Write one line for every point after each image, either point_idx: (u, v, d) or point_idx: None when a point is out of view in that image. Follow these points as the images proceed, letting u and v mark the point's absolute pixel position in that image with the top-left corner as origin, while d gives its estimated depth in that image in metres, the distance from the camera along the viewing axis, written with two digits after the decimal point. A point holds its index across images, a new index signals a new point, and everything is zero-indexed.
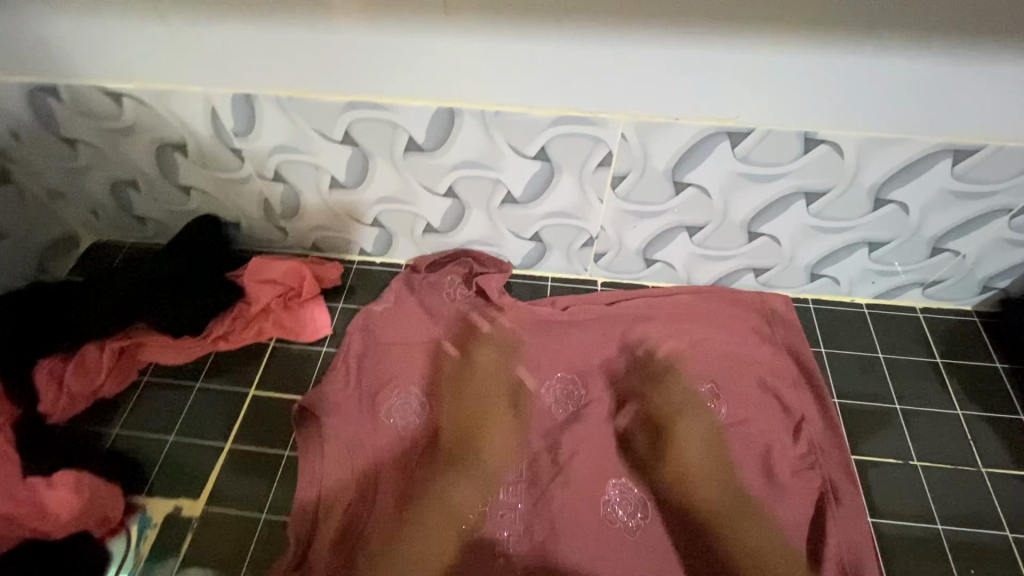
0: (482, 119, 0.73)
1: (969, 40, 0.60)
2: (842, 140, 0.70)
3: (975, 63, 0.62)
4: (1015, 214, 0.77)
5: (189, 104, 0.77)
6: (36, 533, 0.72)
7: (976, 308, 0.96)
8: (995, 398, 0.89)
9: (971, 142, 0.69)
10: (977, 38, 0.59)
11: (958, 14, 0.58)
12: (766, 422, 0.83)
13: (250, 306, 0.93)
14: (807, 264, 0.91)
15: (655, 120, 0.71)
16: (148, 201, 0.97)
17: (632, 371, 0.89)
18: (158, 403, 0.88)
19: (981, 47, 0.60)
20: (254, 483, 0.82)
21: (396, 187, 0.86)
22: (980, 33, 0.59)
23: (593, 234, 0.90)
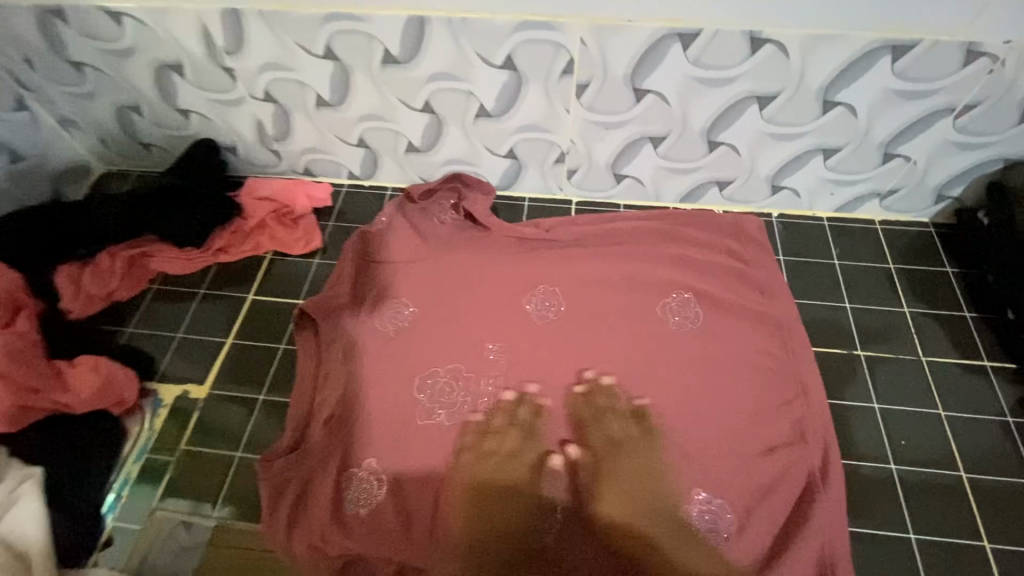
0: (451, 28, 0.79)
1: None
2: (785, 40, 0.74)
3: None
4: (958, 114, 0.81)
5: (183, 22, 0.84)
6: (61, 406, 0.81)
7: (932, 220, 1.01)
8: (942, 297, 0.94)
9: (907, 38, 0.73)
10: None
11: None
12: (726, 334, 0.89)
13: (248, 221, 1.01)
14: (766, 176, 0.96)
15: (611, 23, 0.76)
16: (151, 127, 1.04)
17: (598, 276, 0.95)
18: (166, 306, 0.97)
19: None
20: (253, 372, 0.91)
21: (377, 103, 0.92)
22: None
23: (563, 149, 0.96)
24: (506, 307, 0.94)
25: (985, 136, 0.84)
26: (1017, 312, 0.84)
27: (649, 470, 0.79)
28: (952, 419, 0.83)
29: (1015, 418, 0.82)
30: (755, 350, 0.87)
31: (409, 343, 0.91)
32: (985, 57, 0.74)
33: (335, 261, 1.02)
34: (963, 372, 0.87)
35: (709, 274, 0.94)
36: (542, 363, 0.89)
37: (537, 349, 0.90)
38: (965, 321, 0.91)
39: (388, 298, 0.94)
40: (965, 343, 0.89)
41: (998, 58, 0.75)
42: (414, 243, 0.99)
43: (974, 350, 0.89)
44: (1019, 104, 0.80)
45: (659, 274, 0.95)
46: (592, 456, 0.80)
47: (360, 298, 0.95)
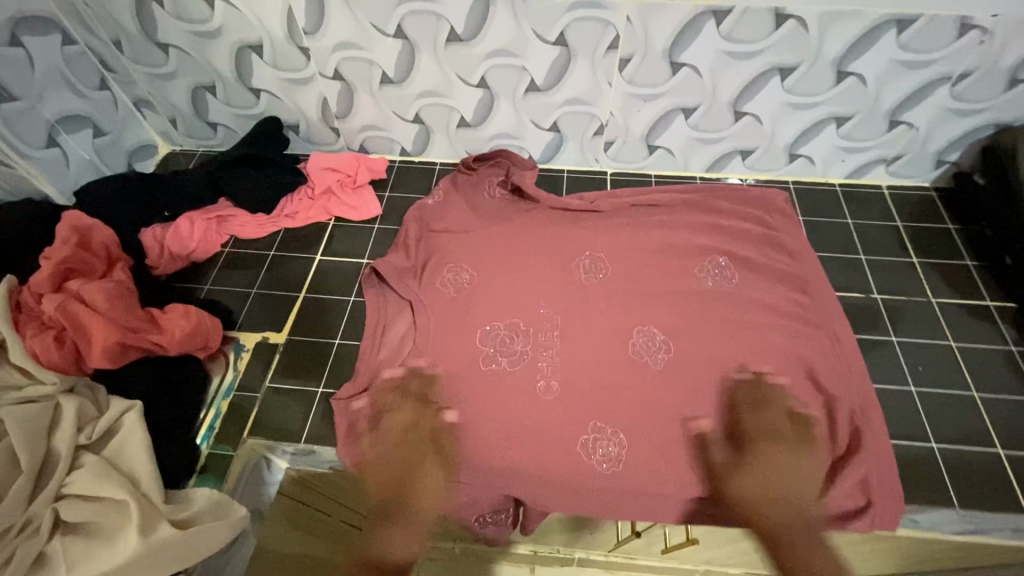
0: (513, 8, 0.90)
1: None
2: (806, 16, 0.86)
3: None
4: (955, 82, 0.93)
5: (270, 4, 0.94)
6: (155, 345, 0.88)
7: (933, 184, 1.12)
8: (946, 249, 1.04)
9: (911, 13, 0.85)
10: None
11: None
12: (763, 290, 0.97)
13: (314, 188, 1.10)
14: (785, 144, 1.07)
15: (655, 2, 0.87)
16: (222, 106, 1.14)
17: (638, 235, 1.04)
18: (240, 264, 1.05)
19: None
20: (327, 321, 0.99)
21: (437, 79, 1.02)
22: None
23: (603, 121, 1.07)
24: (556, 260, 1.01)
25: (979, 102, 0.96)
26: (1015, 256, 0.95)
27: (698, 403, 0.85)
28: (962, 349, 0.93)
29: (1018, 347, 0.92)
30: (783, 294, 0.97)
31: (469, 301, 0.96)
32: (975, 30, 0.86)
33: (393, 225, 1.11)
34: (969, 311, 0.97)
35: (739, 229, 1.03)
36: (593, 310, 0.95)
37: (589, 298, 0.97)
38: (968, 269, 1.02)
39: (448, 263, 1.01)
40: (969, 287, 1.00)
41: (987, 31, 0.87)
42: (468, 216, 1.07)
43: (977, 292, 0.99)
44: (1005, 73, 0.92)
45: (696, 229, 1.04)
46: (649, 397, 0.86)
47: (418, 258, 1.03)
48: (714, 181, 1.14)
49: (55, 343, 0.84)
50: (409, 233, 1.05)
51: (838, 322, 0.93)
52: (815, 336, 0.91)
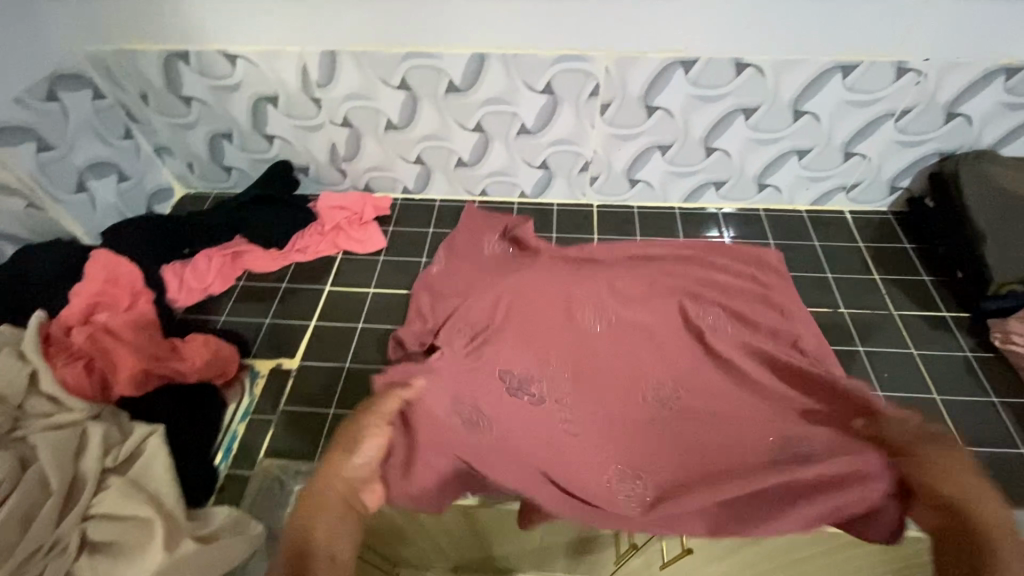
0: (504, 62, 1.01)
1: None
2: (762, 64, 0.98)
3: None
4: (898, 118, 1.04)
5: (286, 62, 1.04)
6: (175, 373, 0.94)
7: (890, 208, 1.23)
8: (906, 267, 1.14)
9: (853, 61, 0.97)
10: None
11: None
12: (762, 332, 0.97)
13: (323, 225, 1.18)
14: (754, 175, 1.17)
15: (630, 55, 0.98)
16: (237, 151, 1.23)
17: (638, 277, 1.05)
18: (255, 297, 1.12)
19: None
20: (337, 347, 1.05)
21: (437, 124, 1.13)
22: None
23: (588, 159, 1.17)
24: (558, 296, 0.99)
25: (923, 135, 1.07)
26: (966, 271, 1.05)
27: (716, 447, 0.84)
28: (924, 357, 1.01)
29: (974, 353, 1.01)
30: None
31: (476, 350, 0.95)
32: (912, 73, 0.98)
33: (398, 258, 1.19)
34: (929, 321, 1.06)
35: (729, 256, 1.08)
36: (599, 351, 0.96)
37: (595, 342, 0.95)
38: (926, 284, 1.11)
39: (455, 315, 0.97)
40: (928, 300, 1.09)
41: (922, 72, 0.98)
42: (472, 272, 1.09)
43: (935, 304, 1.08)
44: (942, 109, 1.03)
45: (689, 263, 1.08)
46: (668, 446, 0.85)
47: (435, 320, 1.01)
48: (691, 210, 1.25)
49: (84, 372, 0.90)
50: (420, 302, 1.05)
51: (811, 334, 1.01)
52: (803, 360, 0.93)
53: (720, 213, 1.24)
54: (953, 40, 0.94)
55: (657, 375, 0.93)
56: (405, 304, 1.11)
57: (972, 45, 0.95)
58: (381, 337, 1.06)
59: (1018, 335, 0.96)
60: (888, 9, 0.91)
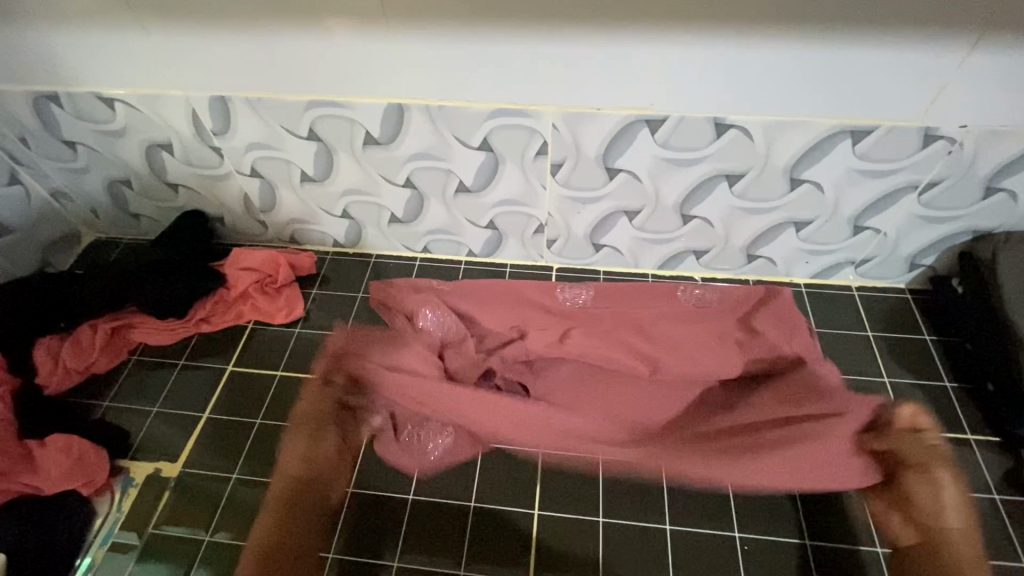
0: (428, 115, 0.82)
1: (855, 28, 0.66)
2: (748, 125, 0.77)
3: (860, 45, 0.68)
4: (922, 191, 0.83)
5: (172, 107, 0.87)
6: (29, 488, 0.81)
7: (908, 286, 1.02)
8: (924, 367, 0.94)
9: (865, 124, 0.75)
10: (858, 26, 0.66)
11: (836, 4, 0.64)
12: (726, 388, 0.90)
13: (230, 290, 1.02)
14: (741, 245, 0.97)
15: (581, 111, 0.79)
16: (140, 198, 1.07)
17: (606, 337, 0.96)
18: (145, 378, 0.97)
19: (863, 32, 0.66)
20: (227, 451, 0.89)
21: (360, 178, 0.95)
22: (860, 23, 0.66)
23: (542, 221, 0.98)
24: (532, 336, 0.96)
25: (952, 210, 0.86)
26: (997, 384, 0.84)
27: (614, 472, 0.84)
28: None
29: (1002, 495, 0.81)
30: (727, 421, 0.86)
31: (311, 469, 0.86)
32: (942, 140, 0.76)
33: (317, 331, 1.02)
34: (950, 445, 0.86)
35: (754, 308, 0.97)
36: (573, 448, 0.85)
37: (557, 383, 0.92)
38: (947, 392, 0.91)
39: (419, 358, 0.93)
40: (949, 414, 0.88)
41: (955, 141, 0.76)
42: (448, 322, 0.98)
43: (959, 421, 0.88)
44: (980, 182, 0.81)
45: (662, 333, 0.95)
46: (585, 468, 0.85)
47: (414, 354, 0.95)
48: (667, 278, 1.05)
49: None
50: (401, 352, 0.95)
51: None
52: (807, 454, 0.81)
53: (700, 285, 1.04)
54: (1001, 103, 0.72)
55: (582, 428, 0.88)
56: (316, 392, 0.95)
57: None
58: (280, 437, 0.90)
59: None
60: (915, 67, 0.69)
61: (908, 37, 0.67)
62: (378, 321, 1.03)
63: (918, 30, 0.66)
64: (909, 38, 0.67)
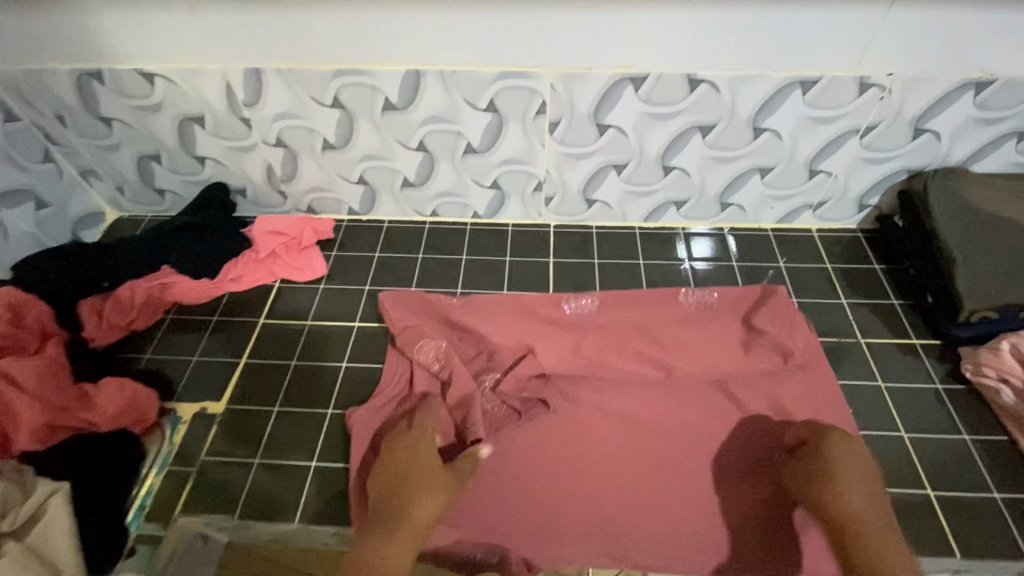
0: (442, 79, 0.94)
1: None
2: (716, 80, 0.91)
3: (801, 6, 0.83)
4: (863, 134, 0.98)
5: (208, 80, 0.97)
6: (85, 424, 0.87)
7: (859, 226, 1.17)
8: (876, 290, 1.08)
9: (814, 75, 0.90)
10: None
11: None
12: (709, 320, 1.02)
13: (257, 252, 1.11)
14: (715, 193, 1.11)
15: (575, 71, 0.92)
16: (167, 173, 1.15)
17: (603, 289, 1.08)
18: (183, 333, 1.05)
19: None
20: (268, 387, 0.97)
21: (377, 144, 1.06)
22: None
23: (541, 178, 1.11)
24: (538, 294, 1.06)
25: (889, 151, 1.01)
26: (935, 295, 0.99)
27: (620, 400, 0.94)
28: (893, 393, 0.94)
29: (945, 386, 0.95)
30: (709, 340, 0.99)
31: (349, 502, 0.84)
32: (874, 88, 0.91)
33: (340, 286, 1.12)
34: (900, 351, 1.00)
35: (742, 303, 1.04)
36: (577, 437, 0.90)
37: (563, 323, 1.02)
38: (895, 308, 1.06)
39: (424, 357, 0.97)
40: (899, 326, 1.03)
41: (885, 88, 0.92)
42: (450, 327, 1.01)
43: (906, 331, 1.03)
44: (909, 124, 0.97)
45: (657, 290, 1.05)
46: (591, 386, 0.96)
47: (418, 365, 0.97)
48: (652, 229, 1.19)
49: None
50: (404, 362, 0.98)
51: (764, 367, 0.95)
52: (779, 364, 0.95)
53: (679, 233, 1.18)
54: (918, 52, 0.88)
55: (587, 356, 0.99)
56: (343, 337, 1.04)
57: (937, 60, 0.89)
58: (316, 375, 0.99)
59: (990, 368, 0.90)
60: (847, 24, 0.85)
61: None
62: (394, 276, 1.14)
63: None
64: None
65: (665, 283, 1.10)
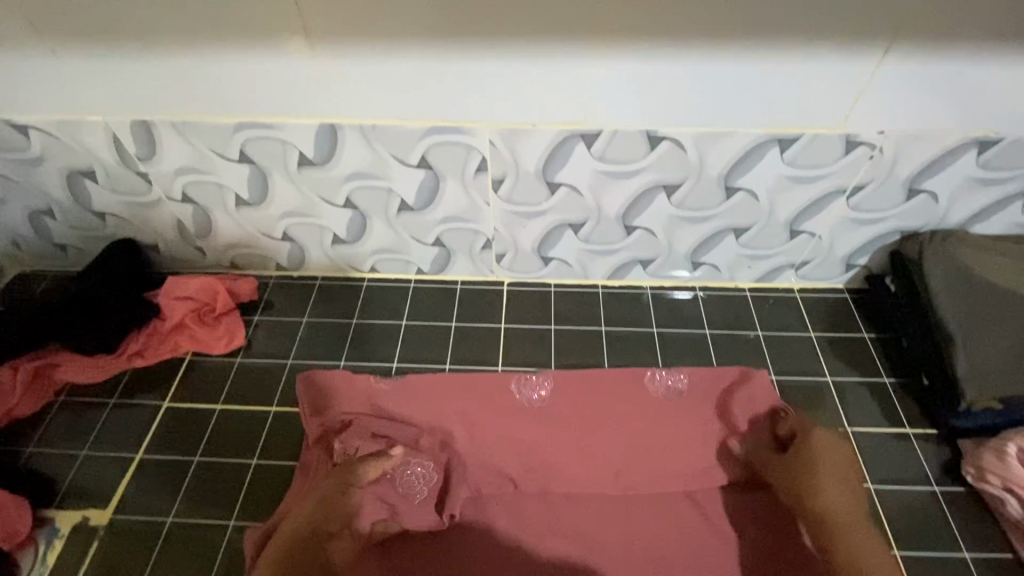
0: (363, 133, 0.81)
1: (767, 41, 0.69)
2: (680, 137, 0.79)
3: (771, 56, 0.70)
4: (850, 195, 0.86)
5: (91, 132, 0.83)
6: None
7: (846, 286, 1.05)
8: (864, 364, 0.96)
9: (794, 133, 0.78)
10: (768, 40, 0.69)
11: (747, 20, 0.67)
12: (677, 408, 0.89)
13: (164, 322, 0.98)
14: (685, 253, 0.98)
15: (516, 127, 0.79)
16: (65, 229, 1.01)
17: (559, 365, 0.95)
18: (73, 420, 0.91)
19: (773, 46, 0.69)
20: (165, 490, 0.84)
21: (298, 201, 0.92)
22: (770, 36, 0.68)
23: (489, 236, 0.97)
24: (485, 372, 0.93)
25: (880, 212, 0.89)
26: (931, 377, 0.87)
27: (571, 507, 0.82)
28: (885, 496, 0.82)
29: (942, 487, 0.83)
30: (674, 427, 0.88)
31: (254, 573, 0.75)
32: (863, 146, 0.79)
33: (260, 359, 0.98)
34: (893, 441, 0.88)
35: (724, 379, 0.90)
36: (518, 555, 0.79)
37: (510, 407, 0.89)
38: (887, 388, 0.93)
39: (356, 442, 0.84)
40: (891, 410, 0.91)
41: (876, 146, 0.79)
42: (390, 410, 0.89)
43: (898, 415, 0.90)
44: (902, 185, 0.85)
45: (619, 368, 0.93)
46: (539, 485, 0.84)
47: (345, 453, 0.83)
48: (617, 288, 1.05)
49: None
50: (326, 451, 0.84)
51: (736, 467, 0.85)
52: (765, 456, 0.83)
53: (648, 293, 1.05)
54: (913, 108, 0.75)
55: (535, 449, 0.87)
56: (256, 427, 0.90)
57: (935, 117, 0.76)
58: (221, 475, 0.85)
59: (994, 475, 0.78)
60: (827, 79, 0.72)
61: (820, 50, 0.70)
62: (323, 346, 1.00)
63: (828, 40, 0.68)
64: (822, 49, 0.69)
65: (630, 354, 0.97)
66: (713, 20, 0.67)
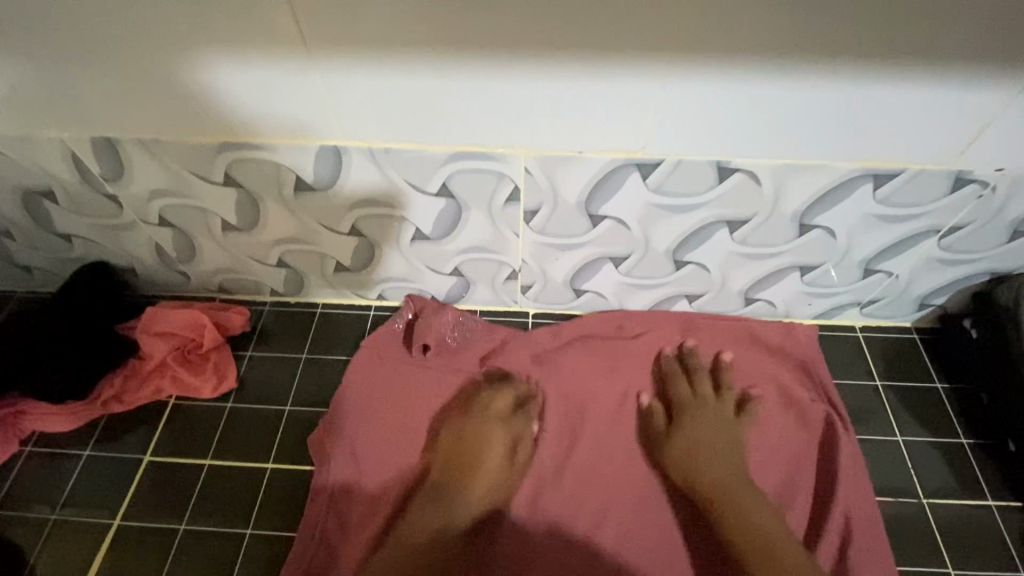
0: (373, 157, 0.68)
1: (869, 63, 0.56)
2: (756, 169, 0.66)
3: (871, 78, 0.57)
4: (943, 235, 0.74)
5: (48, 149, 0.71)
6: None
7: (914, 325, 0.93)
8: (937, 420, 0.85)
9: (890, 168, 0.66)
10: (866, 63, 0.56)
11: (850, 37, 0.54)
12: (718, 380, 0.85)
13: (144, 361, 0.86)
14: (741, 289, 0.85)
15: (557, 154, 0.66)
16: (27, 250, 0.88)
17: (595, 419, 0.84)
18: (42, 476, 0.80)
19: (876, 68, 0.56)
20: (148, 566, 0.73)
21: (295, 228, 0.79)
22: (870, 59, 0.56)
23: (515, 268, 0.84)
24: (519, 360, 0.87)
25: (973, 253, 0.77)
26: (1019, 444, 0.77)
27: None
28: None
29: None
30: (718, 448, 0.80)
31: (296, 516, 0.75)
32: (975, 184, 0.67)
33: (254, 405, 0.86)
34: (972, 515, 0.78)
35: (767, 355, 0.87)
36: None
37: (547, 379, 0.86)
38: (965, 450, 0.83)
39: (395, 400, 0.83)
40: (971, 477, 0.81)
41: (989, 185, 0.67)
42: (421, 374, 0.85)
43: (977, 484, 0.80)
44: (1008, 225, 0.72)
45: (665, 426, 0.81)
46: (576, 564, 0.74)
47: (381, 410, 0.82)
48: None
49: None
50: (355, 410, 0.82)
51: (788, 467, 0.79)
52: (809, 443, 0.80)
53: None
54: None
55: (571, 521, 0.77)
56: (251, 487, 0.79)
57: None
58: (210, 548, 0.74)
59: None
60: (935, 107, 0.60)
61: (937, 75, 0.57)
62: (325, 389, 0.88)
63: (945, 62, 0.56)
64: (937, 73, 0.57)
65: None
66: (808, 38, 0.54)
